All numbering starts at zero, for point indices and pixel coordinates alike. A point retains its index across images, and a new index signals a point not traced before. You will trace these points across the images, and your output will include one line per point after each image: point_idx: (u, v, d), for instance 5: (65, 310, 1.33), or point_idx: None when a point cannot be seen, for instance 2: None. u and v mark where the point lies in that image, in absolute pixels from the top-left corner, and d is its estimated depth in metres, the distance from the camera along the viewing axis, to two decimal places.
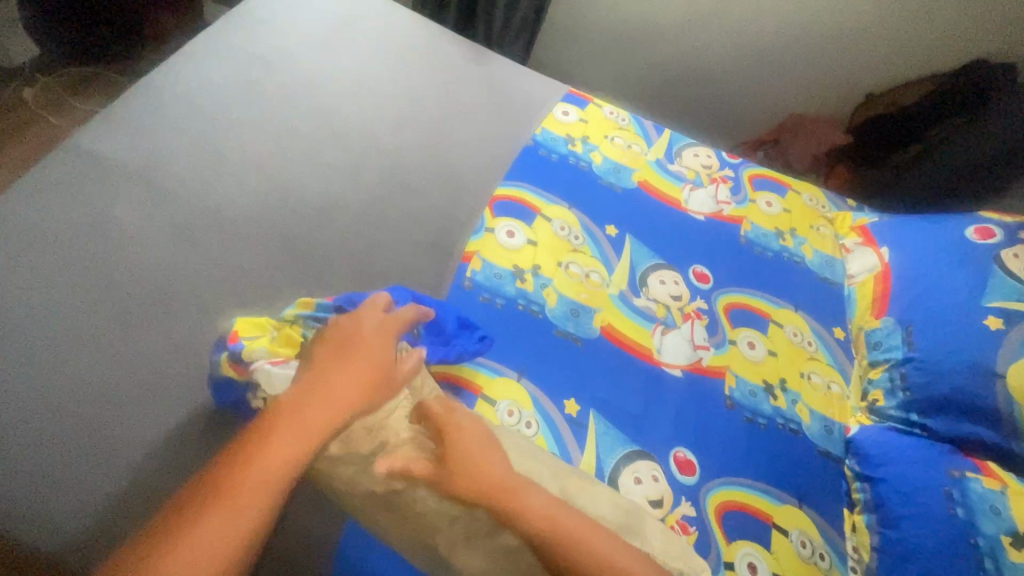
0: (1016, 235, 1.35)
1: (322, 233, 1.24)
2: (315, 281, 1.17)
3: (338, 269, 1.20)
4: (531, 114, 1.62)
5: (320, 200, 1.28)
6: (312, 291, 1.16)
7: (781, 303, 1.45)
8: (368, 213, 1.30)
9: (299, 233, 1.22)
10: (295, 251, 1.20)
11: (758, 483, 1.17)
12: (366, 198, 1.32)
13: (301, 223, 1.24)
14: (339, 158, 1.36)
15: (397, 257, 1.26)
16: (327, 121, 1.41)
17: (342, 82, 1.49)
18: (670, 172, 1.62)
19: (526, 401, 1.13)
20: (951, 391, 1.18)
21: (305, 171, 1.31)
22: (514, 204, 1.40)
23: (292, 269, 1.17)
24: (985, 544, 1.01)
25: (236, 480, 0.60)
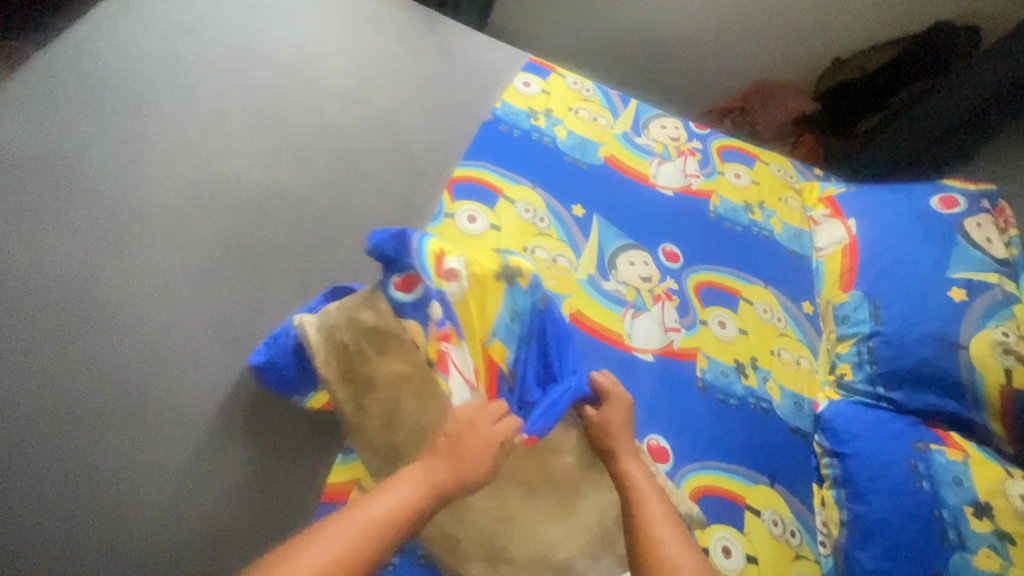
0: (978, 203, 1.34)
1: (267, 227, 1.13)
2: (261, 281, 1.07)
3: (284, 266, 1.10)
4: (490, 86, 1.51)
5: (263, 189, 1.16)
6: (259, 292, 1.06)
7: (750, 279, 1.43)
8: (318, 201, 1.19)
9: (241, 228, 1.11)
10: (237, 248, 1.09)
11: (731, 465, 1.17)
12: (315, 184, 1.21)
13: (243, 216, 1.12)
14: (283, 141, 1.23)
15: (352, 249, 1.17)
16: (267, 99, 1.27)
17: (282, 55, 1.35)
18: (638, 146, 1.56)
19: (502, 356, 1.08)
20: (916, 365, 1.18)
21: (245, 157, 1.19)
22: (475, 186, 1.31)
23: (236, 268, 1.07)
24: (948, 515, 1.02)
25: (389, 495, 0.77)
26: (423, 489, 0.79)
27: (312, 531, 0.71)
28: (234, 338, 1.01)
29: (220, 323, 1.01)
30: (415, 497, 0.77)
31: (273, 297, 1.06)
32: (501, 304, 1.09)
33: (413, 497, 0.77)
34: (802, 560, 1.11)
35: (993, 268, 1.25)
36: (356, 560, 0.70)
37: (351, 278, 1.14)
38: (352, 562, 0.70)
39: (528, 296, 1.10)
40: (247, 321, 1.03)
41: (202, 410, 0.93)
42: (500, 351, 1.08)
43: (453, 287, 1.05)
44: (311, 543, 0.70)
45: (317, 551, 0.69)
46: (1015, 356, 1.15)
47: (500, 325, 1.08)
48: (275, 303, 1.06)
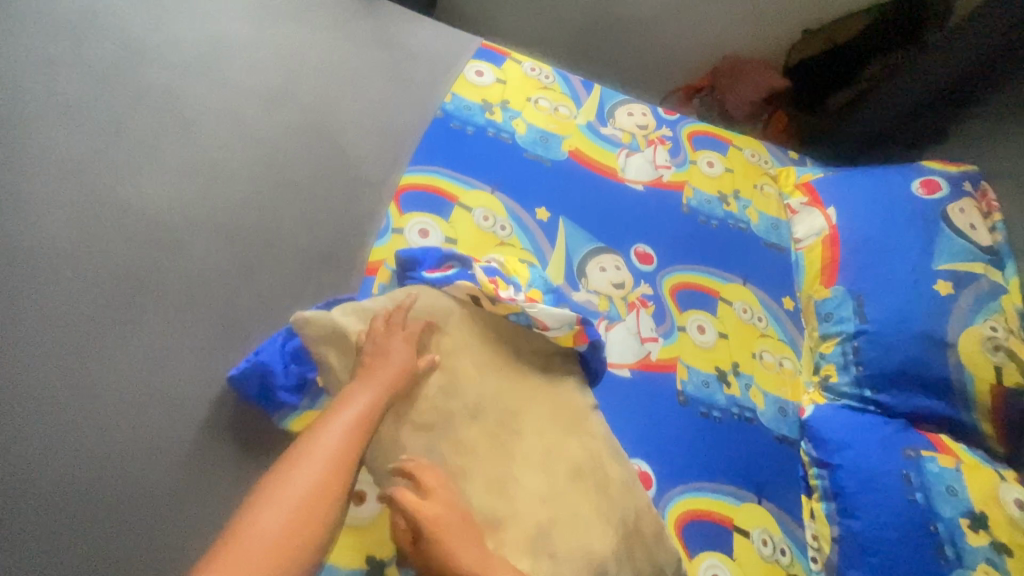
0: (961, 186, 1.27)
1: (180, 260, 0.96)
2: (174, 325, 0.91)
3: (202, 305, 0.94)
4: (438, 77, 1.36)
5: (173, 213, 0.99)
6: (173, 338, 0.90)
7: (728, 277, 1.34)
8: (242, 224, 1.03)
9: (147, 262, 0.94)
10: (142, 287, 0.92)
11: (717, 484, 1.10)
12: (237, 204, 1.04)
13: (148, 248, 0.95)
14: (194, 154, 1.05)
15: (288, 280, 1.02)
16: (174, 105, 1.09)
17: (190, 53, 1.16)
18: (604, 137, 1.43)
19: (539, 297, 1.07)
20: (903, 365, 1.12)
21: (148, 174, 1.00)
22: (425, 195, 1.18)
23: (142, 314, 0.90)
24: (944, 530, 0.97)
25: (333, 417, 0.78)
26: (372, 402, 0.81)
27: (283, 470, 0.71)
28: (143, 398, 0.85)
29: (126, 380, 0.85)
30: (368, 410, 0.80)
31: (191, 343, 0.91)
32: (528, 270, 1.12)
33: (366, 412, 0.80)
34: None
35: (979, 257, 1.19)
36: (339, 481, 0.72)
37: (288, 315, 1.00)
38: (336, 481, 0.72)
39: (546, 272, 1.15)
40: (160, 375, 0.87)
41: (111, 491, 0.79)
42: (540, 298, 1.07)
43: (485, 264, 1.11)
44: (282, 484, 0.70)
45: (297, 484, 0.70)
46: (1004, 351, 1.10)
47: (536, 279, 1.10)
48: (194, 350, 0.91)
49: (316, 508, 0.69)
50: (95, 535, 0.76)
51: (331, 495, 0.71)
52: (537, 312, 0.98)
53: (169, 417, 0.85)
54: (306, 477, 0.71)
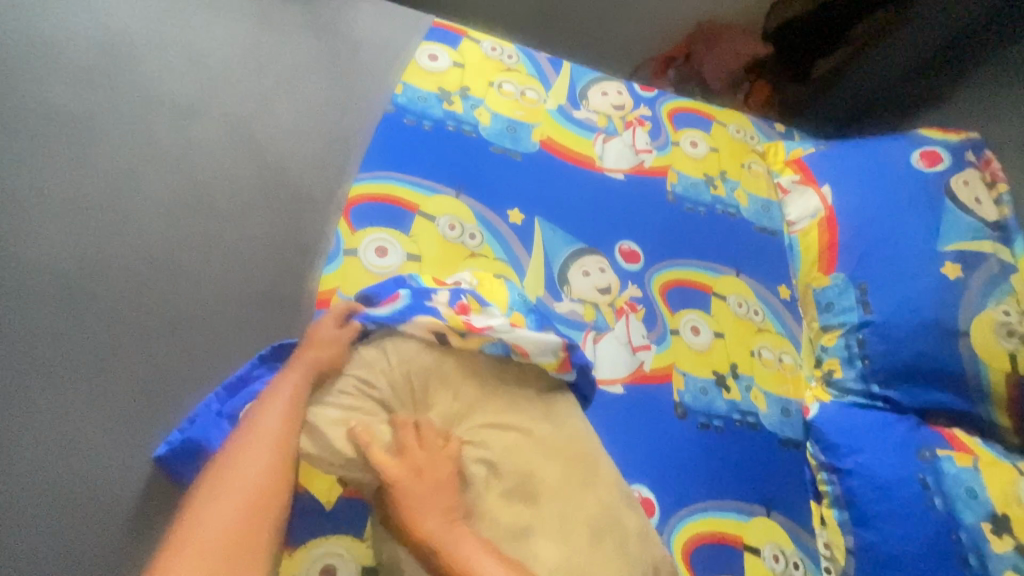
0: (963, 157, 1.18)
1: (92, 317, 0.82)
2: (93, 397, 0.78)
3: (120, 368, 0.80)
4: (385, 65, 1.19)
5: (77, 261, 0.84)
6: (94, 416, 0.78)
7: (721, 269, 1.24)
8: (163, 263, 0.88)
9: (52, 326, 0.80)
10: (49, 357, 0.78)
11: (724, 501, 1.02)
12: (157, 241, 0.89)
13: (52, 308, 0.80)
14: (96, 183, 0.89)
15: (226, 324, 0.88)
16: (63, 124, 0.91)
17: (79, 55, 0.97)
18: (578, 122, 1.29)
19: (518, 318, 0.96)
20: (913, 358, 1.05)
21: (40, 216, 0.84)
22: (381, 206, 1.03)
23: (53, 388, 0.77)
24: (967, 538, 0.91)
25: (258, 412, 0.76)
26: (300, 384, 0.79)
27: (210, 475, 0.70)
28: (66, 489, 0.74)
29: (41, 471, 0.74)
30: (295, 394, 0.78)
31: (116, 417, 0.78)
32: (502, 290, 0.99)
33: (293, 396, 0.78)
34: None
35: (987, 235, 1.10)
36: (270, 472, 0.71)
37: (228, 366, 0.86)
38: (269, 474, 0.70)
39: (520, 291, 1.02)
40: (82, 461, 0.75)
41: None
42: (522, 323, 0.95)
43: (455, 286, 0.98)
44: (208, 491, 0.68)
45: (230, 487, 0.68)
46: (1018, 337, 1.03)
47: (514, 300, 0.97)
48: (120, 425, 0.78)
49: (258, 499, 0.68)
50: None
51: (271, 484, 0.70)
52: (512, 337, 0.87)
53: (99, 510, 0.74)
54: (235, 477, 0.69)
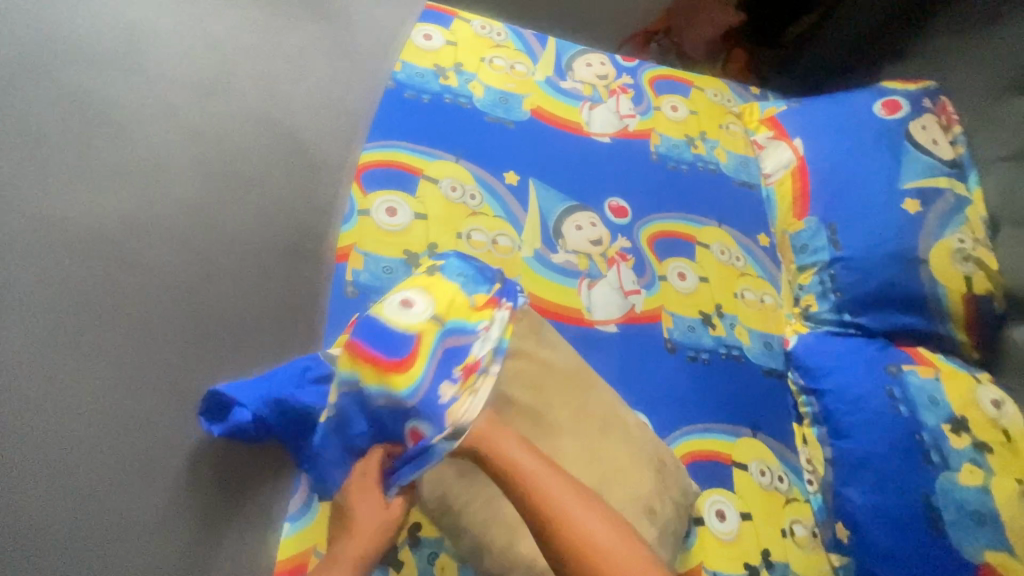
0: (921, 103, 1.28)
1: (133, 271, 0.88)
2: (139, 342, 0.85)
3: (165, 316, 0.88)
4: (384, 45, 1.29)
5: (112, 220, 0.89)
6: (141, 360, 0.84)
7: (704, 221, 1.34)
8: (195, 224, 0.95)
9: (92, 280, 0.84)
10: (94, 306, 0.83)
11: (714, 424, 1.12)
12: (187, 205, 0.96)
13: (93, 264, 0.85)
14: (126, 151, 0.94)
15: (259, 280, 0.97)
16: (86, 97, 0.96)
17: (96, 34, 1.02)
18: (565, 91, 1.39)
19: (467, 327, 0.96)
20: (881, 286, 1.15)
21: (73, 180, 0.89)
22: (389, 171, 1.16)
23: (100, 335, 0.82)
24: (929, 438, 1.01)
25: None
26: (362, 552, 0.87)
27: None
28: (122, 421, 0.81)
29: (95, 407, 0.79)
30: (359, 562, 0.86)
31: (163, 360, 0.86)
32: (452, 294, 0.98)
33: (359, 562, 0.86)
34: (793, 503, 1.10)
35: (943, 172, 1.20)
36: None
37: (263, 317, 0.97)
38: None
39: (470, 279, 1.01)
40: (132, 398, 0.82)
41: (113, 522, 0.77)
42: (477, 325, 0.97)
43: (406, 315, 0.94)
44: None
45: None
46: (972, 261, 1.13)
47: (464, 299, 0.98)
48: (167, 363, 0.86)
49: None
50: (104, 570, 0.75)
51: None
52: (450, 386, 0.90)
53: (155, 440, 0.83)
54: None
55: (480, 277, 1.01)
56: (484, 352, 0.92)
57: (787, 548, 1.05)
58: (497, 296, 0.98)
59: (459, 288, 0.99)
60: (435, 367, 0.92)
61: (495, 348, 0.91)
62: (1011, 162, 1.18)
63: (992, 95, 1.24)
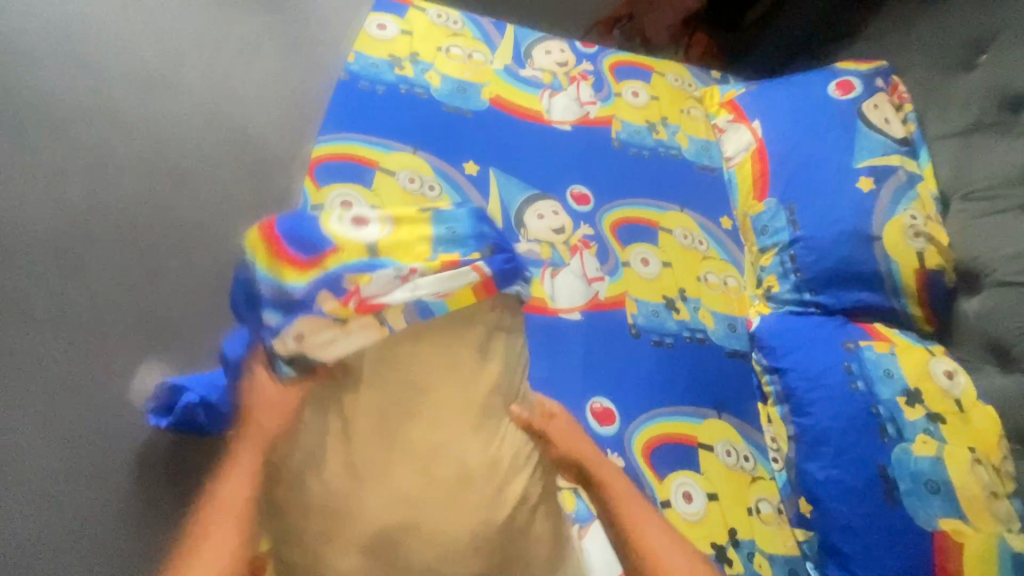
0: (873, 84, 1.30)
1: (85, 277, 0.87)
2: (87, 343, 0.85)
3: (114, 318, 0.87)
4: (336, 35, 1.26)
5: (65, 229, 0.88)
6: (96, 368, 0.85)
7: (667, 206, 1.34)
8: (143, 226, 0.93)
9: (43, 288, 0.85)
10: (49, 316, 0.84)
11: (679, 406, 1.13)
12: (135, 206, 0.94)
13: (48, 275, 0.86)
14: (68, 157, 0.93)
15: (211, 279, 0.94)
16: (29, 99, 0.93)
17: (33, 33, 0.98)
18: (524, 79, 1.37)
19: (414, 255, 0.87)
20: (837, 264, 1.16)
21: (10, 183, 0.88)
22: (344, 163, 1.14)
23: (59, 343, 0.83)
24: (885, 411, 1.03)
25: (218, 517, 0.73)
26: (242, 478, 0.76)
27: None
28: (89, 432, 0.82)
29: (56, 418, 0.81)
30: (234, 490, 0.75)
31: (110, 360, 0.85)
32: (423, 228, 0.90)
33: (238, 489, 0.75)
34: (759, 482, 1.11)
35: (895, 150, 1.22)
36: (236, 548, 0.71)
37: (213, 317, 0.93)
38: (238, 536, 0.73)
39: (455, 214, 0.93)
40: (92, 403, 0.83)
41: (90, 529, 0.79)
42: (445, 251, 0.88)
43: (338, 227, 0.89)
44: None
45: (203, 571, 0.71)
46: (924, 237, 1.15)
47: (437, 234, 0.90)
48: (115, 360, 0.86)
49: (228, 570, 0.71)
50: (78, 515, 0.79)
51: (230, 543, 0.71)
52: (373, 294, 0.82)
53: (115, 422, 0.84)
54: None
55: (471, 238, 0.91)
56: (421, 295, 0.83)
57: (753, 525, 1.07)
58: (465, 260, 0.88)
59: (413, 231, 0.89)
60: (338, 274, 0.83)
61: (419, 308, 0.83)
62: (958, 139, 1.20)
63: (940, 73, 1.27)
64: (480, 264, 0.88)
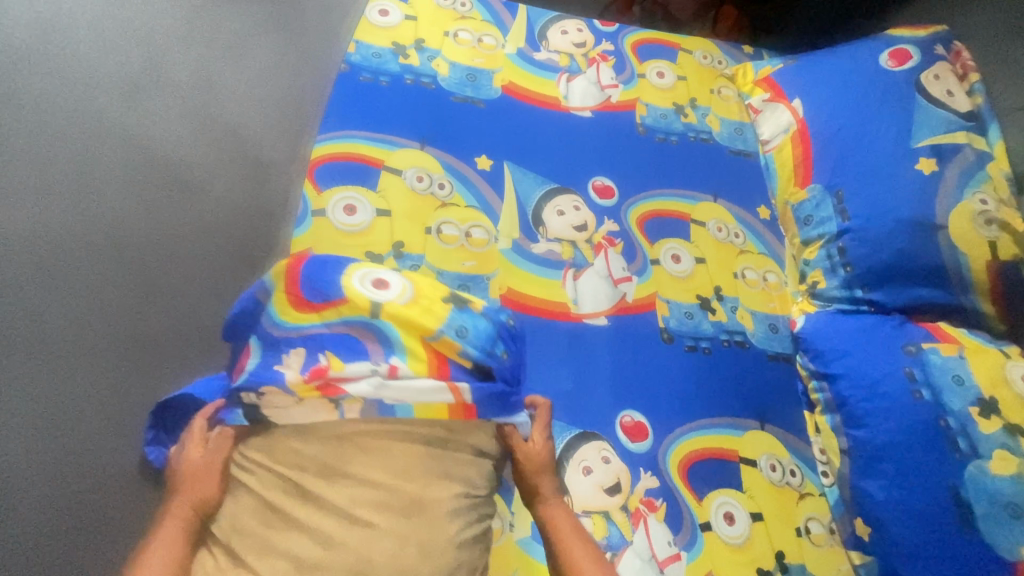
0: (933, 51, 1.15)
1: (99, 308, 0.87)
2: (99, 367, 0.85)
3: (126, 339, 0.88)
4: (337, 27, 1.18)
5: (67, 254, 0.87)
6: (114, 395, 0.85)
7: (698, 196, 1.23)
8: (153, 251, 0.93)
9: (59, 319, 0.85)
10: (65, 349, 0.84)
11: (718, 418, 1.03)
12: (138, 229, 0.92)
13: (61, 302, 0.86)
14: (76, 183, 0.91)
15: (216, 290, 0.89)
16: (31, 121, 0.92)
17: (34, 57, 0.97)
18: (539, 64, 1.27)
19: (414, 349, 0.78)
20: (894, 258, 1.04)
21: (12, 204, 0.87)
22: (346, 165, 1.03)
23: (72, 373, 0.84)
24: (955, 423, 0.91)
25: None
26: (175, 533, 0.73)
27: None
28: (112, 452, 0.83)
29: (95, 433, 0.83)
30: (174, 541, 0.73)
31: (122, 381, 0.86)
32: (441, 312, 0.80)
33: (173, 544, 0.72)
34: (807, 499, 1.01)
35: (960, 125, 1.08)
36: None
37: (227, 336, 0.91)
38: None
39: (480, 318, 0.82)
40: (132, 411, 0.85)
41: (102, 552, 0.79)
42: (449, 354, 0.79)
43: (356, 284, 0.80)
44: None
45: None
46: (996, 225, 1.01)
47: (446, 327, 0.79)
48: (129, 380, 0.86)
49: None
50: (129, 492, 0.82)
51: None
52: (348, 377, 0.76)
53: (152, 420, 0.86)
54: None
55: (476, 350, 0.80)
56: (395, 401, 0.76)
57: (802, 547, 0.97)
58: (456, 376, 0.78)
59: (432, 316, 0.79)
60: (335, 331, 0.78)
61: (380, 408, 0.76)
62: None
63: (1014, 34, 1.11)
64: (461, 386, 0.78)
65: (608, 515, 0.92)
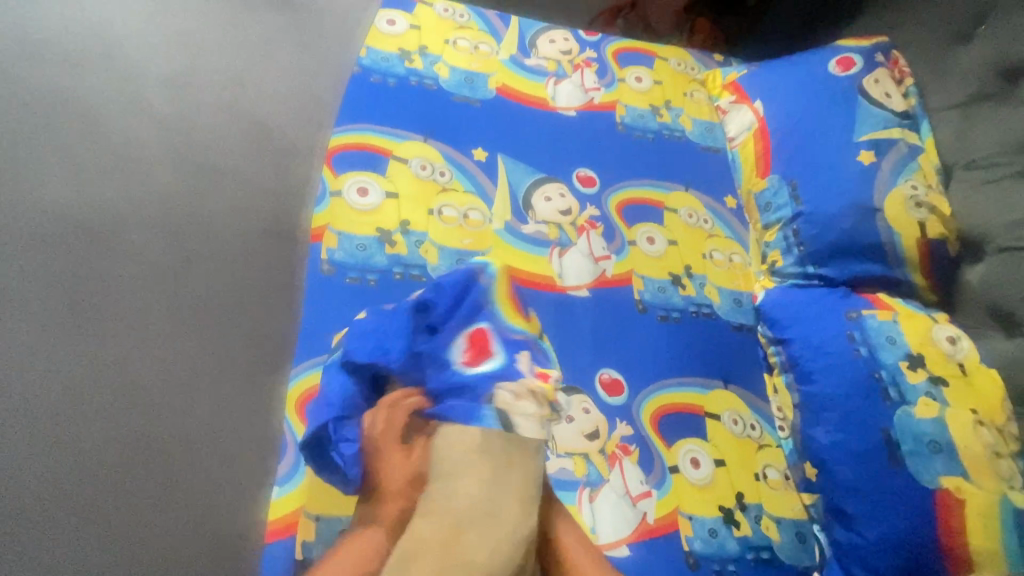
0: (874, 59, 1.31)
1: (137, 265, 0.90)
2: (135, 320, 0.86)
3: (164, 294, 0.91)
4: (349, 33, 1.32)
5: (102, 213, 0.91)
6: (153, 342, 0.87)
7: (672, 187, 1.38)
8: (189, 217, 0.97)
9: (95, 277, 0.86)
10: (96, 304, 0.85)
11: (687, 377, 1.17)
12: (168, 193, 0.97)
13: (102, 260, 0.88)
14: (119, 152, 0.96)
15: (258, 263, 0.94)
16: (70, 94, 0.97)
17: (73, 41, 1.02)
18: (529, 69, 1.42)
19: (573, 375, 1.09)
20: (840, 237, 1.19)
21: (50, 170, 0.90)
22: (357, 154, 1.18)
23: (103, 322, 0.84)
24: (887, 375, 1.05)
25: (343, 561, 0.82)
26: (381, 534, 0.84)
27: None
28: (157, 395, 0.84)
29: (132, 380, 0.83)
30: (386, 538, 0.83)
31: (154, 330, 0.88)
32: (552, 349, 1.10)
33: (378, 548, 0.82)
34: (765, 449, 1.15)
35: (896, 123, 1.24)
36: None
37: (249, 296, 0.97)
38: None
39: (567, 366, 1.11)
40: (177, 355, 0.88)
41: (152, 486, 0.80)
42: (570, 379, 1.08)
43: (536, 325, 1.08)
44: None
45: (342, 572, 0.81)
46: (925, 208, 1.16)
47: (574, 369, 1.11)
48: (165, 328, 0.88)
49: None
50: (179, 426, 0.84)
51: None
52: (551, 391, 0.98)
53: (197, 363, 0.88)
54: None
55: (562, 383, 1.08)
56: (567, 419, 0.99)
57: (760, 490, 1.10)
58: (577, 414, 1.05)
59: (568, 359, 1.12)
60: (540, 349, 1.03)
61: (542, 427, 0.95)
62: (958, 110, 1.22)
63: (940, 46, 1.28)
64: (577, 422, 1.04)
65: (588, 457, 1.05)
